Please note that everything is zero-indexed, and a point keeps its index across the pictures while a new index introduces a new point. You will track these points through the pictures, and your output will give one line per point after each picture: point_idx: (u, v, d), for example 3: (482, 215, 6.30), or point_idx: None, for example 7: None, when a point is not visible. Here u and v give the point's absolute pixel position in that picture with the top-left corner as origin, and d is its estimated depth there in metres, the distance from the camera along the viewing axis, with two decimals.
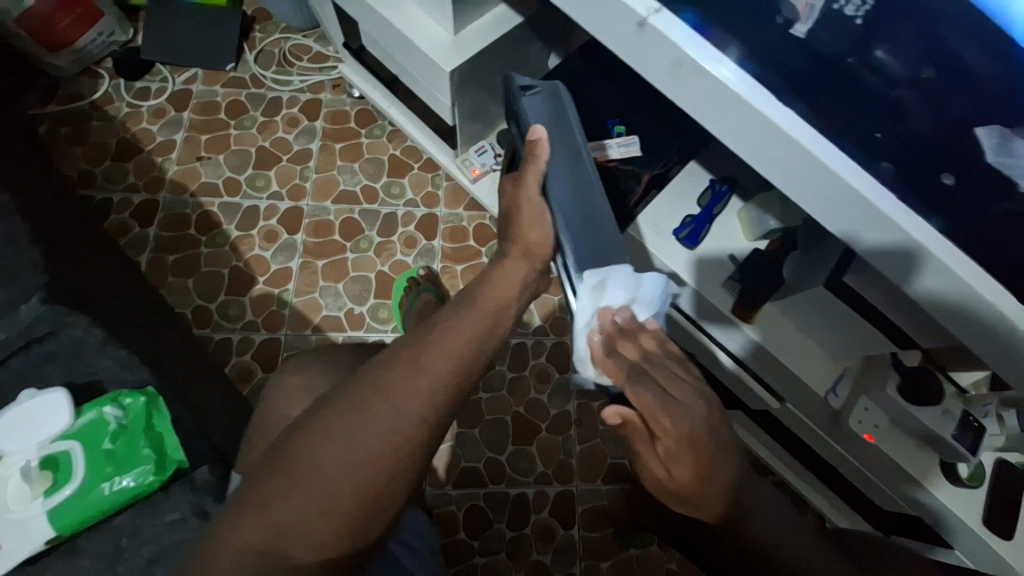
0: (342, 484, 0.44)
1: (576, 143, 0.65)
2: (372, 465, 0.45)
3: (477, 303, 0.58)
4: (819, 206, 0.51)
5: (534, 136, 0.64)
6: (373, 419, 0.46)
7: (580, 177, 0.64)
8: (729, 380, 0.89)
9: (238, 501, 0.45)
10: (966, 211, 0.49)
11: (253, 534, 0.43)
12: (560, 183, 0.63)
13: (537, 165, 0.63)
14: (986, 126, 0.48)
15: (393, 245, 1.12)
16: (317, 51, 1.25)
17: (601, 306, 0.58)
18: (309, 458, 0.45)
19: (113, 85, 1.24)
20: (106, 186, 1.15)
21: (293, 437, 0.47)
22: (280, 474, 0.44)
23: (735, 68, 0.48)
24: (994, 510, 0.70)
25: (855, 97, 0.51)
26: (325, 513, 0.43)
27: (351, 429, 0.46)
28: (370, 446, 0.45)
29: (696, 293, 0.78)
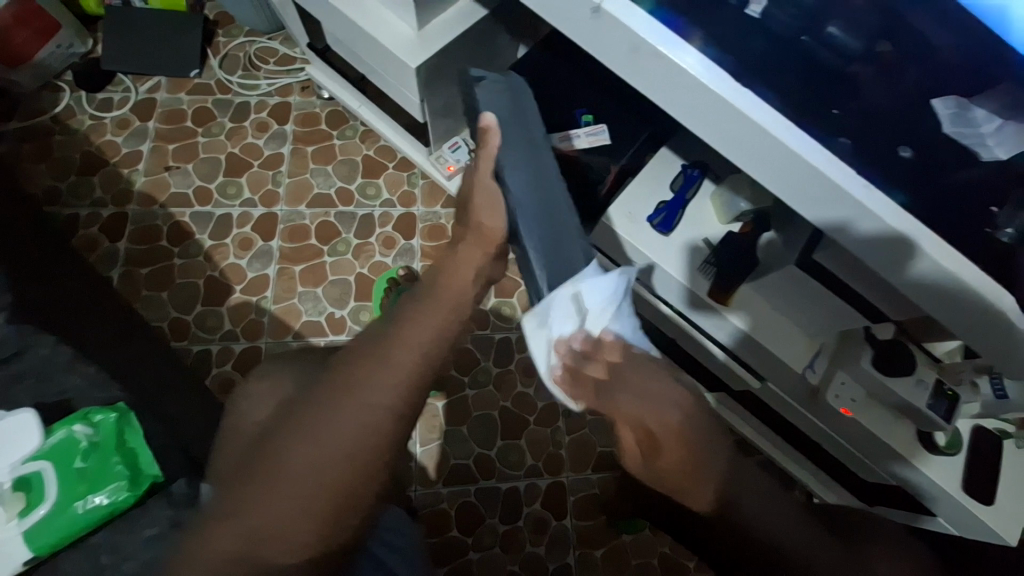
0: (318, 485, 0.44)
1: (531, 133, 0.61)
2: (347, 463, 0.45)
3: (444, 302, 0.54)
4: (787, 189, 0.50)
5: (483, 123, 0.58)
6: (344, 420, 0.46)
7: (539, 165, 0.58)
8: (718, 369, 0.91)
9: (215, 507, 0.45)
10: (921, 183, 0.49)
11: (232, 539, 0.43)
12: (517, 173, 0.57)
13: (489, 153, 0.58)
14: (942, 97, 0.51)
15: (371, 247, 1.11)
16: (283, 53, 1.23)
17: (554, 339, 0.52)
18: (282, 460, 0.45)
19: (74, 97, 1.20)
20: (72, 201, 1.12)
21: (269, 443, 0.47)
22: (256, 477, 0.45)
23: (691, 52, 0.48)
24: (969, 475, 0.72)
25: (812, 74, 0.52)
26: (304, 513, 0.44)
27: (323, 432, 0.46)
28: (343, 445, 0.45)
29: (682, 283, 0.79)
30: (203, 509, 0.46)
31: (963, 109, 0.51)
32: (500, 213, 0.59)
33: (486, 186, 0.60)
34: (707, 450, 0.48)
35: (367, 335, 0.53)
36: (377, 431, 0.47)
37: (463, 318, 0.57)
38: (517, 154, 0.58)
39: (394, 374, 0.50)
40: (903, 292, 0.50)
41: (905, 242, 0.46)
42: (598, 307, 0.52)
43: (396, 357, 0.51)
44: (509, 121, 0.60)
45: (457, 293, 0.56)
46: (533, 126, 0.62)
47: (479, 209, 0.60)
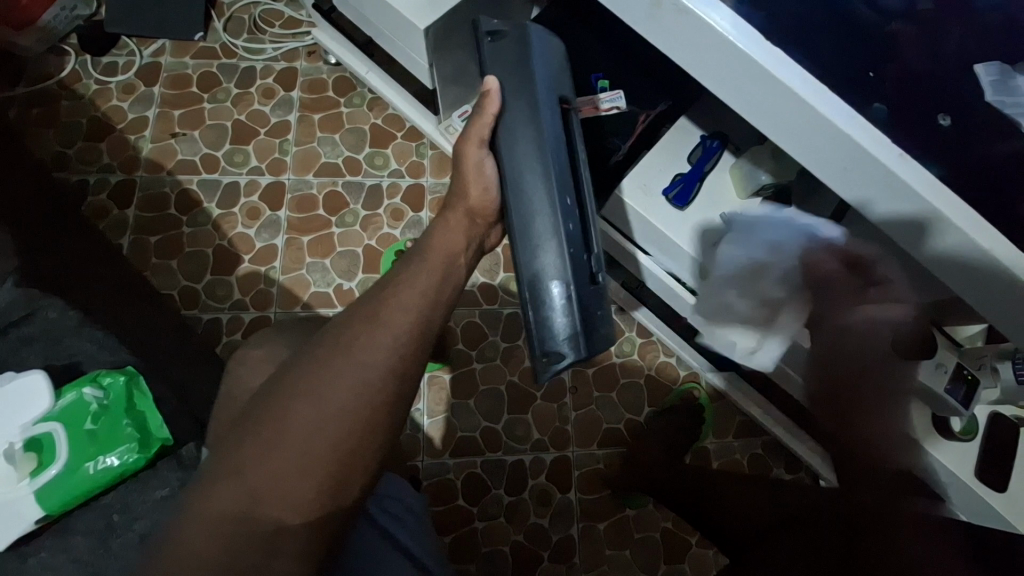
0: (319, 446, 0.45)
1: (529, 95, 0.59)
2: (344, 422, 0.46)
3: (437, 262, 0.57)
4: (811, 157, 0.47)
5: (487, 86, 0.60)
6: (342, 381, 0.47)
7: (536, 130, 0.58)
8: None
9: (221, 467, 0.46)
10: (959, 154, 0.46)
11: (232, 495, 0.44)
12: (510, 141, 0.59)
13: (487, 120, 0.60)
14: (985, 62, 0.47)
15: (379, 218, 1.09)
16: (289, 16, 1.19)
17: None
18: (283, 418, 0.46)
19: (79, 61, 1.18)
20: (80, 168, 1.12)
21: (268, 404, 0.47)
22: (255, 433, 0.46)
23: (721, 8, 0.45)
24: (984, 461, 0.70)
25: (847, 34, 0.49)
26: (304, 470, 0.45)
27: (322, 392, 0.47)
28: (342, 404, 0.46)
29: (697, 262, 0.77)
30: (209, 468, 0.47)
31: (1005, 76, 0.47)
32: (484, 179, 0.62)
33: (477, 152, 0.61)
34: None
35: (373, 304, 0.53)
36: (380, 398, 0.47)
37: (458, 283, 0.57)
38: (512, 120, 0.59)
39: (400, 344, 0.49)
40: (931, 269, 0.47)
41: (936, 215, 0.43)
42: None
43: (401, 325, 0.50)
44: (511, 84, 0.60)
45: (449, 250, 0.59)
46: (538, 86, 0.59)
47: (468, 177, 0.62)
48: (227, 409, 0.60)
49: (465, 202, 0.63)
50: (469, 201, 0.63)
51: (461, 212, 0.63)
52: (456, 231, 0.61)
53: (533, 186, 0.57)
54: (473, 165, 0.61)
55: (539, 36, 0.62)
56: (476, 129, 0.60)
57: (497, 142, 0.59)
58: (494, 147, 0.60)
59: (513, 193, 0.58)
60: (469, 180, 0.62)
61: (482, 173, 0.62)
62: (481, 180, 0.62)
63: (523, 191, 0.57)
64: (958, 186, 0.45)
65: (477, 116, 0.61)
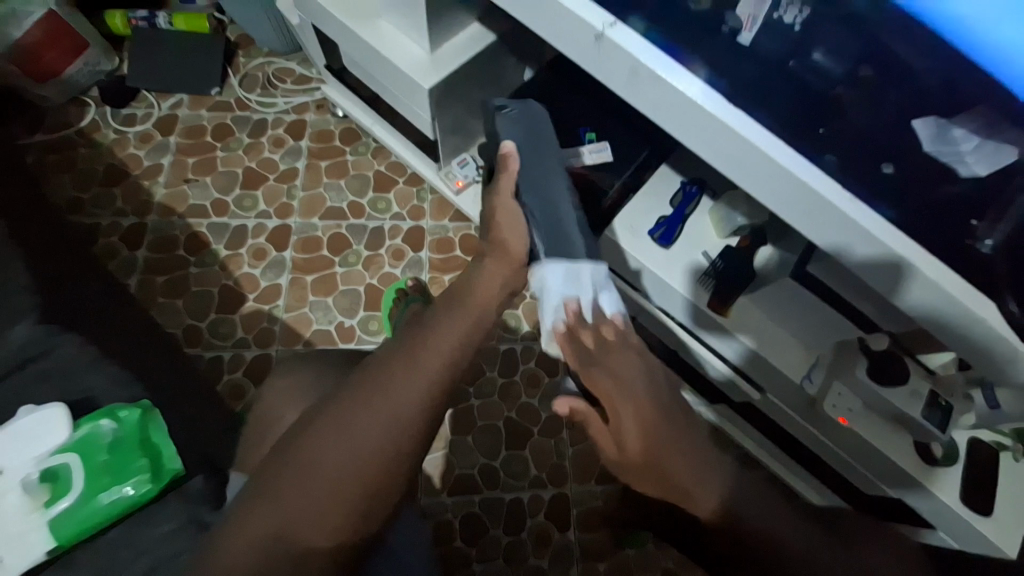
0: (343, 477, 0.47)
1: (545, 157, 0.74)
2: (372, 447, 0.49)
3: (469, 306, 0.61)
4: (774, 198, 0.54)
5: (505, 150, 0.72)
6: (363, 411, 0.50)
7: (553, 185, 0.72)
8: (720, 382, 0.93)
9: (249, 493, 0.49)
10: (905, 196, 0.53)
11: (264, 519, 0.46)
12: (532, 191, 0.71)
13: (510, 175, 0.72)
14: (922, 118, 0.54)
15: (381, 258, 1.14)
16: (300, 73, 1.29)
17: (565, 303, 0.66)
18: (308, 447, 0.49)
19: (99, 112, 1.26)
20: (94, 211, 1.17)
21: (301, 433, 0.50)
22: (285, 465, 0.48)
23: (691, 79, 0.53)
24: (969, 487, 0.73)
25: (801, 96, 0.56)
26: (335, 500, 0.47)
27: (348, 420, 0.50)
28: (371, 432, 0.49)
29: (688, 301, 0.81)
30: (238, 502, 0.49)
31: (943, 130, 0.53)
32: (512, 223, 0.70)
33: (506, 205, 0.71)
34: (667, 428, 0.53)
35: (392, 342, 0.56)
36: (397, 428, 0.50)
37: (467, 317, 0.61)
38: (533, 175, 0.72)
39: (416, 376, 0.53)
40: (904, 305, 0.54)
41: (903, 261, 0.50)
42: (580, 281, 0.67)
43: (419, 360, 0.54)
44: (526, 152, 0.74)
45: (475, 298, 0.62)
46: (549, 149, 0.75)
47: (501, 226, 0.70)
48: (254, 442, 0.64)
49: (497, 246, 0.69)
50: (499, 243, 0.69)
51: (498, 258, 0.68)
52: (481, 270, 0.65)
53: (562, 223, 0.69)
54: (505, 217, 0.70)
55: (538, 114, 0.79)
56: (500, 187, 0.72)
57: (521, 191, 0.71)
58: (520, 197, 0.71)
59: (542, 231, 0.69)
60: (500, 226, 0.70)
61: (508, 218, 0.70)
62: (514, 227, 0.69)
63: (554, 226, 0.69)
64: (915, 230, 0.51)
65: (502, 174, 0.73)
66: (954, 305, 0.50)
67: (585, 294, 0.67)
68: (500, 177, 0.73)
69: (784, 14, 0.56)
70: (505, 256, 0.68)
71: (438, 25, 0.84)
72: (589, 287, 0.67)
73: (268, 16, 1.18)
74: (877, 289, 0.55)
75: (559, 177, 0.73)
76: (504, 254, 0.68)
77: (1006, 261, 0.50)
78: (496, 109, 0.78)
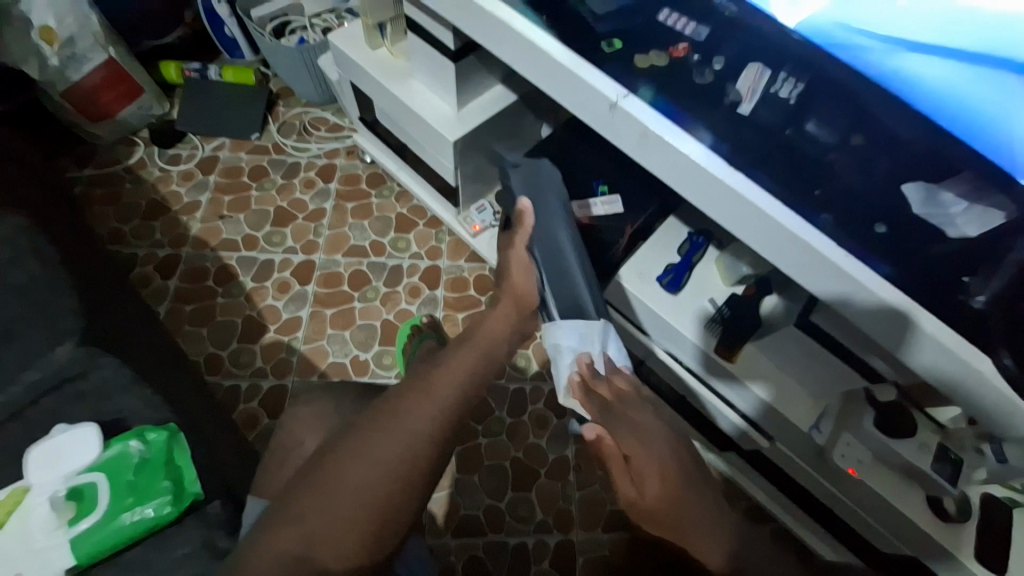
0: (366, 496, 0.50)
1: (558, 211, 0.78)
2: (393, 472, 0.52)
3: (482, 341, 0.66)
4: (774, 251, 0.59)
5: (521, 206, 0.76)
6: (384, 439, 0.53)
7: (560, 235, 0.74)
8: (735, 436, 0.94)
9: (273, 514, 0.51)
10: (898, 252, 0.57)
11: (290, 537, 0.49)
12: (543, 245, 0.73)
13: (525, 230, 0.75)
14: (911, 183, 0.58)
15: (398, 295, 1.19)
16: (333, 122, 1.40)
17: (575, 361, 0.66)
18: (332, 469, 0.52)
19: (147, 151, 1.36)
20: (132, 242, 1.24)
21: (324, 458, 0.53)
22: (306, 486, 0.52)
23: (697, 145, 0.59)
24: (983, 545, 0.71)
25: (797, 162, 0.61)
26: (354, 522, 0.49)
27: (370, 445, 0.52)
28: (392, 458, 0.52)
29: (702, 351, 0.84)
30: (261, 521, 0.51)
31: (932, 195, 0.57)
32: (527, 273, 0.74)
33: (520, 256, 0.75)
34: (683, 483, 0.56)
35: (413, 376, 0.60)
36: (412, 459, 0.52)
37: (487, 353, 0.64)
38: (544, 228, 0.75)
39: (435, 409, 0.56)
40: (909, 361, 0.57)
41: (905, 317, 0.54)
42: (587, 339, 0.67)
43: (439, 393, 0.57)
44: (539, 206, 0.78)
45: (487, 333, 0.67)
46: (556, 201, 0.79)
47: (515, 276, 0.74)
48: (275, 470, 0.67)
49: (511, 289, 0.74)
50: (513, 286, 0.74)
51: (509, 300, 0.73)
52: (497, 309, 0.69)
53: (569, 273, 0.70)
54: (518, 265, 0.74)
55: (548, 168, 0.85)
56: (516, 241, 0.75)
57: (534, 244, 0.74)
58: (532, 249, 0.74)
59: (552, 283, 0.71)
60: (516, 276, 0.74)
61: (524, 270, 0.74)
62: (525, 275, 0.73)
63: (562, 277, 0.70)
64: (912, 287, 0.55)
65: (515, 229, 0.77)
66: (948, 350, 0.53)
67: (595, 347, 0.67)
68: (514, 232, 0.77)
69: (781, 88, 0.62)
70: (520, 297, 0.72)
71: (466, 86, 0.92)
72: (600, 340, 0.67)
73: (309, 72, 1.30)
74: (874, 336, 0.58)
75: (566, 225, 0.75)
76: (522, 298, 0.73)
77: (999, 318, 0.53)
78: (510, 165, 0.86)
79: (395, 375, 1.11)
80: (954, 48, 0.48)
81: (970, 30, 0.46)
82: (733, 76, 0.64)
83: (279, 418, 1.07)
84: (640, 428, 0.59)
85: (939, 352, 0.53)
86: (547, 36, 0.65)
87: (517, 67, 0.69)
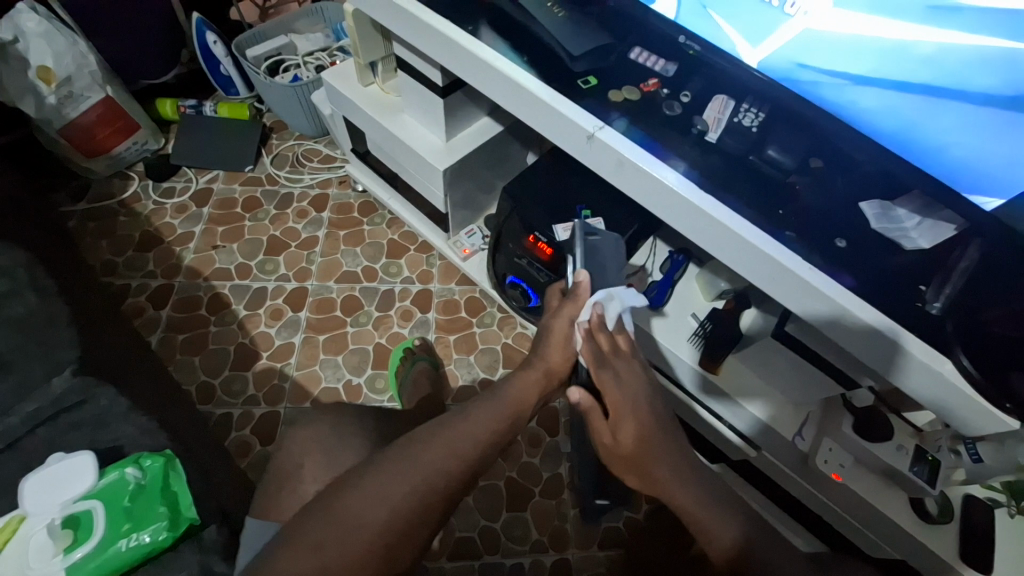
0: (371, 528, 0.53)
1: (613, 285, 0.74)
2: (400, 489, 0.55)
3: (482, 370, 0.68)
4: (746, 268, 0.63)
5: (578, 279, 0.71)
6: (383, 471, 0.57)
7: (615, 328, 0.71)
8: (732, 452, 0.97)
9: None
10: (858, 266, 0.60)
11: (304, 562, 0.51)
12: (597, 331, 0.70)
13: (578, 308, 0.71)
14: (867, 201, 0.65)
15: (390, 319, 1.21)
16: (326, 154, 1.45)
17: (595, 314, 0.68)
18: (340, 499, 0.55)
19: (142, 185, 1.39)
20: (125, 273, 1.26)
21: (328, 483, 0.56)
22: (318, 516, 0.54)
23: (670, 170, 0.64)
24: (964, 543, 0.74)
25: (761, 184, 0.65)
26: (355, 543, 0.52)
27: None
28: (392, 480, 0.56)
29: (697, 371, 0.88)
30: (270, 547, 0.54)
31: (887, 209, 0.64)
32: (565, 351, 0.73)
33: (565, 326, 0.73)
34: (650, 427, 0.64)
35: None
36: (417, 485, 0.56)
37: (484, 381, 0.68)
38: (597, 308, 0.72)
39: None
40: (903, 387, 0.58)
41: (889, 338, 0.55)
42: (616, 300, 0.69)
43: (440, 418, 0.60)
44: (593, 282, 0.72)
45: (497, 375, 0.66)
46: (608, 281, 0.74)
47: (555, 345, 0.73)
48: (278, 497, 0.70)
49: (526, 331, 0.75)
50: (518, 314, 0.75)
51: (541, 372, 0.72)
52: None
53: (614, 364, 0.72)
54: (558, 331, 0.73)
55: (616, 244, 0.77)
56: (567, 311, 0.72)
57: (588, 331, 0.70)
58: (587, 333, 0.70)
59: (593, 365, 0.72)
60: (553, 346, 0.73)
61: (563, 347, 0.73)
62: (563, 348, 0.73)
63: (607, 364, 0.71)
64: (877, 299, 0.58)
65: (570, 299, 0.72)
66: (908, 354, 0.55)
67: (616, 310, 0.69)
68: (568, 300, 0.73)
69: (744, 118, 0.67)
70: None
71: (454, 119, 0.97)
72: (617, 300, 0.69)
73: (303, 108, 1.35)
74: (845, 347, 0.60)
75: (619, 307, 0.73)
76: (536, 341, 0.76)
77: (952, 322, 0.56)
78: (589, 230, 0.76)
79: (389, 399, 1.12)
80: (898, 81, 0.55)
81: (914, 65, 0.53)
82: (699, 108, 0.70)
83: (272, 445, 1.07)
84: (625, 381, 0.67)
85: (927, 375, 0.55)
86: (529, 74, 0.70)
87: (504, 103, 0.74)
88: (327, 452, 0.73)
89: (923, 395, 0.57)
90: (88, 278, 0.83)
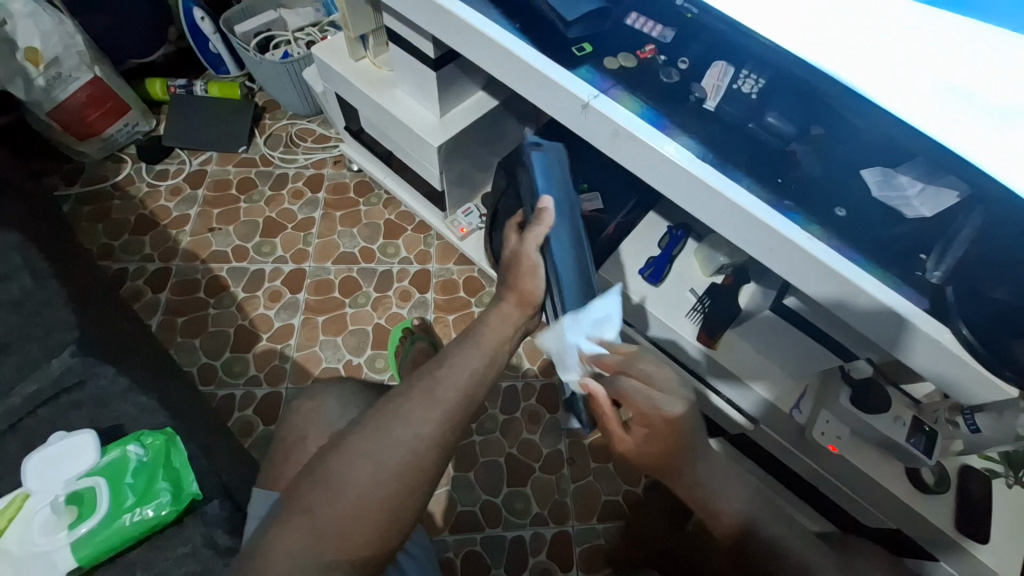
0: None
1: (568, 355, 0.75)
2: None
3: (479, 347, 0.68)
4: (742, 237, 0.62)
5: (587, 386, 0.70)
6: None
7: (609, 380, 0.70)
8: (715, 415, 1.00)
9: (284, 510, 0.52)
10: (858, 233, 0.60)
11: None
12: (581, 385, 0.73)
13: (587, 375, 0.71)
14: (869, 168, 0.63)
15: (389, 299, 1.21)
16: (320, 133, 1.42)
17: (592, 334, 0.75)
18: None
19: (134, 168, 1.38)
20: (123, 257, 1.25)
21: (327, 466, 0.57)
22: None
23: (670, 141, 0.63)
24: (962, 513, 0.74)
25: (758, 152, 0.64)
26: None
27: None
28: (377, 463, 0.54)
29: (711, 358, 0.88)
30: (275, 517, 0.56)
31: (888, 176, 0.62)
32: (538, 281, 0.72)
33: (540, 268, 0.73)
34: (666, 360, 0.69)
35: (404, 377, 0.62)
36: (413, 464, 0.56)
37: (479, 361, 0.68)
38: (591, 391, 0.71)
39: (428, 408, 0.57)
40: (903, 359, 0.58)
41: (898, 318, 0.55)
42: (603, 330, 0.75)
43: (448, 398, 0.57)
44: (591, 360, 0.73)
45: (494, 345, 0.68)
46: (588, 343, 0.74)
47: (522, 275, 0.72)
48: (279, 471, 0.71)
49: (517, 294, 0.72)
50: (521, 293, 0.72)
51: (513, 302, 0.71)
52: (501, 316, 0.70)
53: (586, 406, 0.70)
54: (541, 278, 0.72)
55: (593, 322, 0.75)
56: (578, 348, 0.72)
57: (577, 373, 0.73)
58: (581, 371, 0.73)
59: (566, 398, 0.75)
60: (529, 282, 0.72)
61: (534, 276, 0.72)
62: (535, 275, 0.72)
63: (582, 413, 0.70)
64: (877, 268, 0.57)
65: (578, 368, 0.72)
66: (905, 323, 0.55)
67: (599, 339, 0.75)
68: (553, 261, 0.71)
69: (743, 84, 0.65)
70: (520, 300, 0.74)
71: (448, 93, 0.95)
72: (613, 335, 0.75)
73: (295, 86, 1.32)
74: (841, 316, 0.60)
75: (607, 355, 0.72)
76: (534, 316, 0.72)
77: (954, 290, 0.55)
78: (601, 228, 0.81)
79: (389, 377, 1.13)
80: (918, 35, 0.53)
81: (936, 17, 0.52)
82: (698, 75, 0.68)
83: (275, 424, 1.08)
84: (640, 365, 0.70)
85: (927, 345, 0.55)
86: (522, 45, 0.68)
87: (496, 73, 0.72)
88: (328, 426, 0.74)
89: (919, 362, 0.57)
90: (83, 260, 0.82)
